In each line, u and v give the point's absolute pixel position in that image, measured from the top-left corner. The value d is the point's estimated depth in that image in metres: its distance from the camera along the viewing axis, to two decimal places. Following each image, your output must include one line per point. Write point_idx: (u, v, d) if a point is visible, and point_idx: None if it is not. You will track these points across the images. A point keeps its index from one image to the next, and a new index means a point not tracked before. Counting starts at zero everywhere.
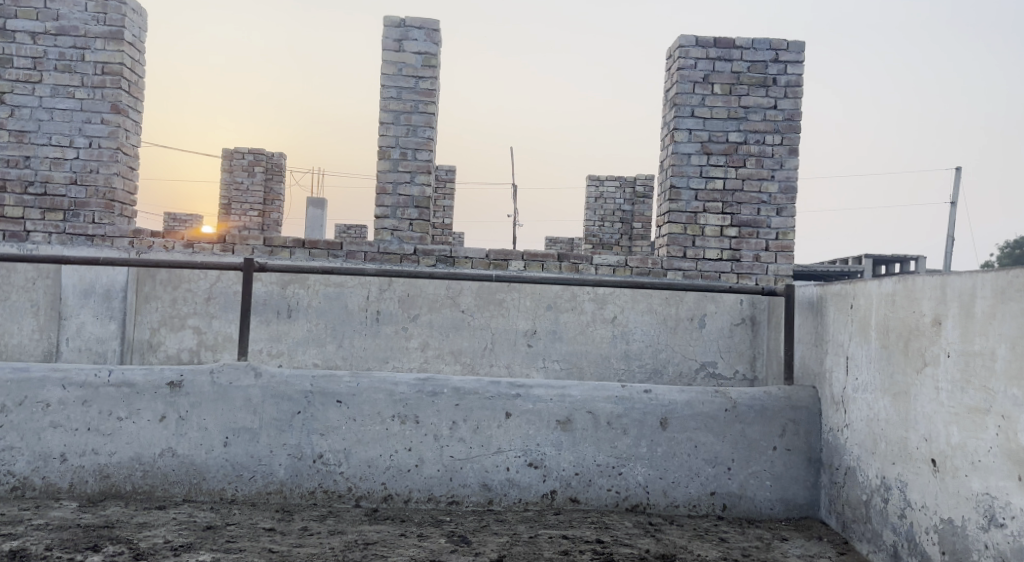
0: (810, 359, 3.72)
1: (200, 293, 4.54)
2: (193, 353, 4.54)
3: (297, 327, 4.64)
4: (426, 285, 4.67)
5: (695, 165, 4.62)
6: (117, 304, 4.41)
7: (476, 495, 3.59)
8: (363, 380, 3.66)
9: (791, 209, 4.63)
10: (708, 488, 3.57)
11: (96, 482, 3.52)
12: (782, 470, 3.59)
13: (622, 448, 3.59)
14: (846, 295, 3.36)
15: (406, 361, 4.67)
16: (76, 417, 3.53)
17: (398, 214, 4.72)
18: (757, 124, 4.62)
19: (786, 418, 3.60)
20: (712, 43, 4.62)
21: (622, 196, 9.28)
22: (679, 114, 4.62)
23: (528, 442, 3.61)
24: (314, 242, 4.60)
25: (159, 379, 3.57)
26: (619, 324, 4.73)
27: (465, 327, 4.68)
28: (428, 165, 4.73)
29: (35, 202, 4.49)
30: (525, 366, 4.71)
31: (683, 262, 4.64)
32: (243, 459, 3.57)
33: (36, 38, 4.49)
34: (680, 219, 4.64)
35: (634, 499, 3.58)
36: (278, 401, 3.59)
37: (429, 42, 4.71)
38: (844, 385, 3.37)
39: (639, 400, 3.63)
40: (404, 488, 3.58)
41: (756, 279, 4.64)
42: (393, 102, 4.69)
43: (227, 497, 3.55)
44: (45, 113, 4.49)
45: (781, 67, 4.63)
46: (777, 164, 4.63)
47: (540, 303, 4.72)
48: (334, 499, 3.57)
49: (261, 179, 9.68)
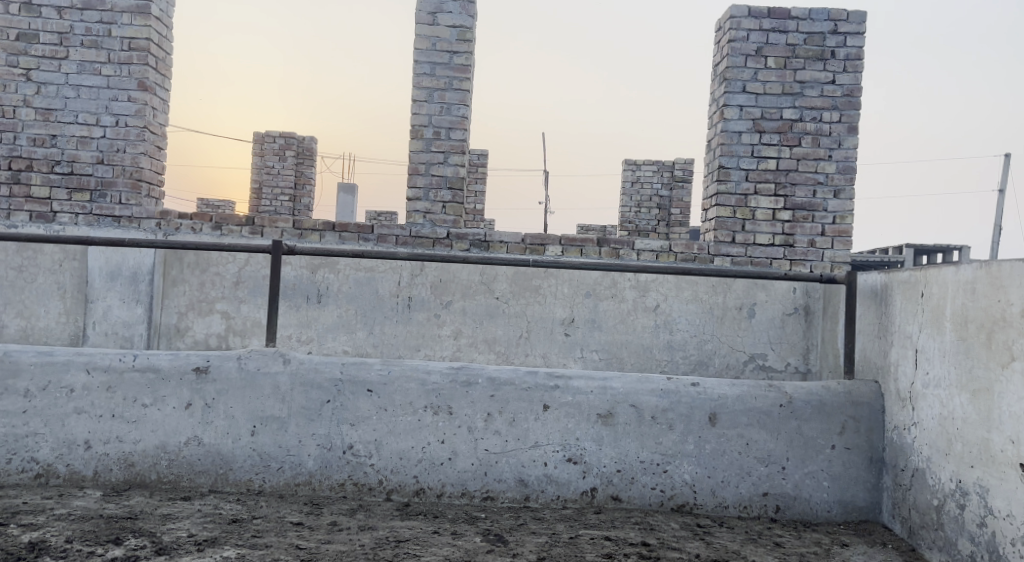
0: (872, 352, 3.47)
1: (228, 277, 4.41)
2: (220, 339, 4.42)
3: (327, 313, 4.48)
4: (460, 270, 4.49)
5: (746, 144, 4.37)
6: (144, 287, 4.29)
7: (513, 491, 3.40)
8: (395, 368, 3.49)
9: (849, 191, 4.35)
10: (761, 489, 3.35)
11: (120, 471, 3.40)
12: (841, 470, 3.35)
13: (668, 444, 3.38)
14: (915, 283, 3.13)
15: (439, 350, 4.49)
16: (100, 404, 3.41)
17: (430, 196, 4.53)
18: (813, 100, 4.35)
19: (846, 415, 3.36)
20: (765, 13, 4.36)
21: (660, 180, 8.99)
22: (729, 89, 4.37)
23: (568, 436, 3.41)
24: (344, 225, 4.44)
25: (185, 365, 3.43)
26: (662, 313, 4.50)
27: (500, 314, 4.50)
28: (462, 145, 4.53)
29: (61, 181, 4.38)
30: (563, 356, 4.51)
31: (731, 248, 4.39)
32: (271, 449, 3.42)
33: (62, 12, 4.37)
34: (729, 202, 4.39)
35: (681, 498, 3.37)
36: (307, 389, 3.44)
37: (464, 15, 4.50)
38: (911, 381, 3.13)
39: (686, 394, 3.40)
40: (437, 482, 3.41)
41: (810, 266, 4.38)
42: (425, 79, 4.50)
43: (254, 488, 3.41)
44: (72, 91, 4.37)
45: (840, 39, 4.35)
46: (835, 143, 4.35)
47: (578, 290, 4.52)
48: (364, 493, 3.41)
49: (292, 163, 9.54)
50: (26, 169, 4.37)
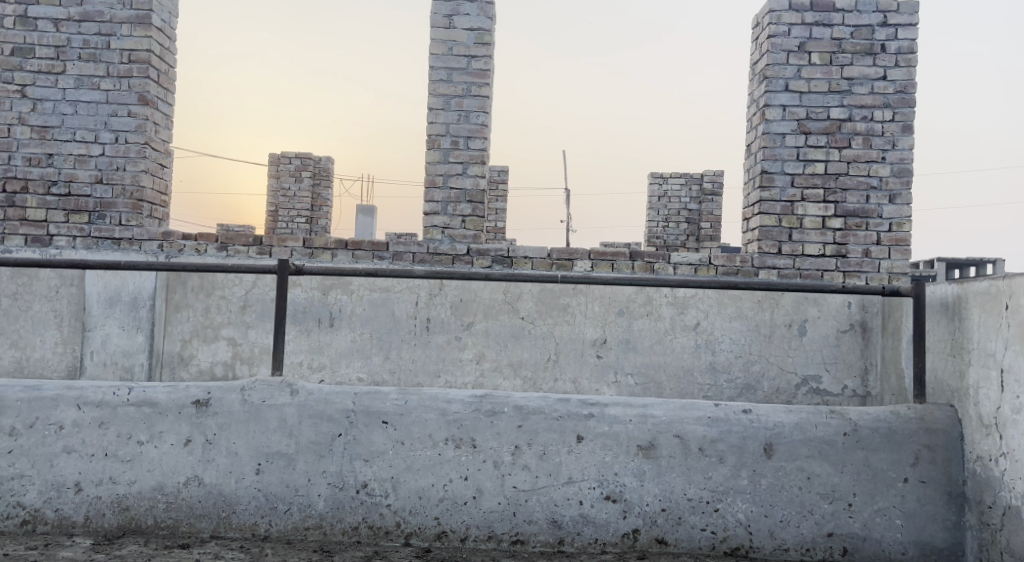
0: (946, 372, 3.10)
1: (235, 300, 4.14)
2: (227, 368, 4.13)
3: (340, 337, 4.18)
4: (482, 289, 4.18)
5: (790, 146, 4.04)
6: (145, 314, 4.02)
7: (545, 533, 3.05)
8: (413, 397, 3.16)
9: (906, 196, 3.99)
10: (825, 528, 2.97)
11: (113, 516, 3.09)
12: (916, 507, 2.96)
13: (718, 479, 3.02)
14: (996, 294, 2.77)
15: (460, 376, 4.17)
16: (92, 442, 3.11)
17: (449, 210, 4.23)
18: (863, 98, 4.01)
19: (919, 444, 2.98)
20: (808, 6, 4.04)
21: (688, 194, 8.66)
22: (770, 88, 4.05)
23: (605, 471, 3.06)
24: (358, 243, 4.15)
25: (184, 398, 3.13)
26: (703, 332, 4.14)
27: (526, 336, 4.18)
28: (482, 154, 4.23)
29: (58, 203, 4.13)
30: (595, 381, 4.16)
31: (778, 260, 4.04)
32: (277, 489, 3.10)
33: (59, 25, 4.15)
34: (774, 210, 4.05)
35: (734, 541, 3.00)
36: (316, 422, 3.12)
37: (482, 17, 4.22)
38: (997, 405, 2.77)
39: (738, 423, 3.04)
40: (461, 525, 3.07)
41: (865, 278, 4.01)
42: (442, 85, 4.22)
43: (259, 533, 3.09)
44: (69, 107, 4.14)
45: (890, 32, 4.01)
46: (888, 143, 4.00)
47: (610, 308, 4.18)
48: (380, 537, 3.08)
49: (309, 184, 9.30)
50: (21, 191, 4.13)
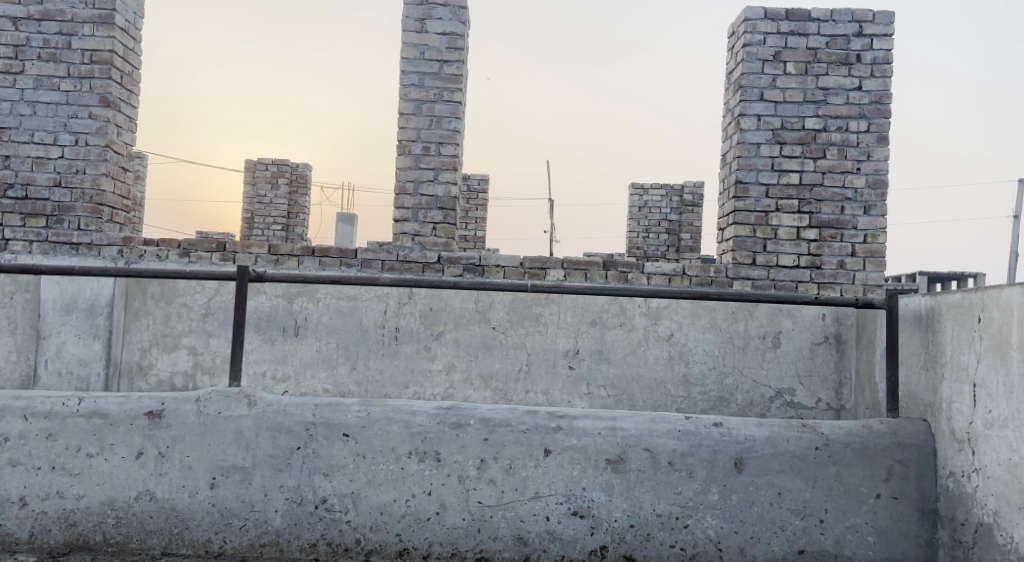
0: (919, 386, 3.04)
1: (197, 308, 4.03)
2: (188, 378, 4.01)
3: (306, 346, 4.07)
4: (452, 298, 4.09)
5: (765, 156, 3.99)
6: (103, 321, 3.90)
7: (510, 551, 2.96)
8: (375, 409, 3.07)
9: (880, 208, 3.95)
10: (796, 546, 2.89)
11: (59, 532, 2.96)
12: (890, 524, 2.89)
13: (688, 494, 2.94)
14: (969, 306, 2.72)
15: (429, 387, 4.07)
16: (39, 454, 2.99)
17: (420, 217, 4.15)
18: (838, 108, 3.97)
19: (892, 460, 2.92)
20: (783, 15, 4.00)
21: (669, 204, 8.62)
22: (745, 97, 4.01)
23: (572, 486, 2.97)
24: (325, 250, 4.06)
25: (136, 409, 3.02)
26: (676, 344, 4.08)
27: (497, 346, 4.09)
28: (454, 160, 4.15)
29: (15, 207, 4.01)
30: (566, 393, 4.08)
31: (752, 271, 3.98)
32: (232, 505, 2.99)
33: (18, 24, 4.04)
34: (748, 220, 4.00)
35: (704, 558, 2.91)
36: (274, 435, 3.02)
37: (454, 21, 4.15)
38: (970, 420, 2.71)
39: (708, 436, 2.97)
40: (423, 542, 2.96)
41: (840, 290, 3.95)
42: (413, 90, 4.14)
43: (213, 550, 2.97)
44: (27, 108, 4.02)
45: (866, 42, 3.98)
46: (863, 154, 3.97)
47: (583, 318, 4.10)
48: (339, 554, 2.97)
49: (285, 191, 9.22)
50: None
